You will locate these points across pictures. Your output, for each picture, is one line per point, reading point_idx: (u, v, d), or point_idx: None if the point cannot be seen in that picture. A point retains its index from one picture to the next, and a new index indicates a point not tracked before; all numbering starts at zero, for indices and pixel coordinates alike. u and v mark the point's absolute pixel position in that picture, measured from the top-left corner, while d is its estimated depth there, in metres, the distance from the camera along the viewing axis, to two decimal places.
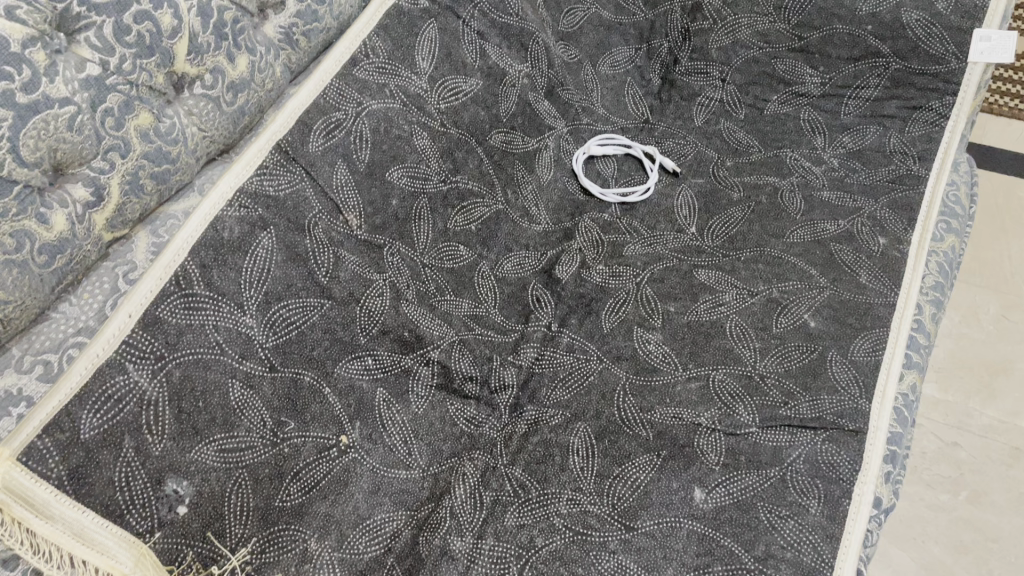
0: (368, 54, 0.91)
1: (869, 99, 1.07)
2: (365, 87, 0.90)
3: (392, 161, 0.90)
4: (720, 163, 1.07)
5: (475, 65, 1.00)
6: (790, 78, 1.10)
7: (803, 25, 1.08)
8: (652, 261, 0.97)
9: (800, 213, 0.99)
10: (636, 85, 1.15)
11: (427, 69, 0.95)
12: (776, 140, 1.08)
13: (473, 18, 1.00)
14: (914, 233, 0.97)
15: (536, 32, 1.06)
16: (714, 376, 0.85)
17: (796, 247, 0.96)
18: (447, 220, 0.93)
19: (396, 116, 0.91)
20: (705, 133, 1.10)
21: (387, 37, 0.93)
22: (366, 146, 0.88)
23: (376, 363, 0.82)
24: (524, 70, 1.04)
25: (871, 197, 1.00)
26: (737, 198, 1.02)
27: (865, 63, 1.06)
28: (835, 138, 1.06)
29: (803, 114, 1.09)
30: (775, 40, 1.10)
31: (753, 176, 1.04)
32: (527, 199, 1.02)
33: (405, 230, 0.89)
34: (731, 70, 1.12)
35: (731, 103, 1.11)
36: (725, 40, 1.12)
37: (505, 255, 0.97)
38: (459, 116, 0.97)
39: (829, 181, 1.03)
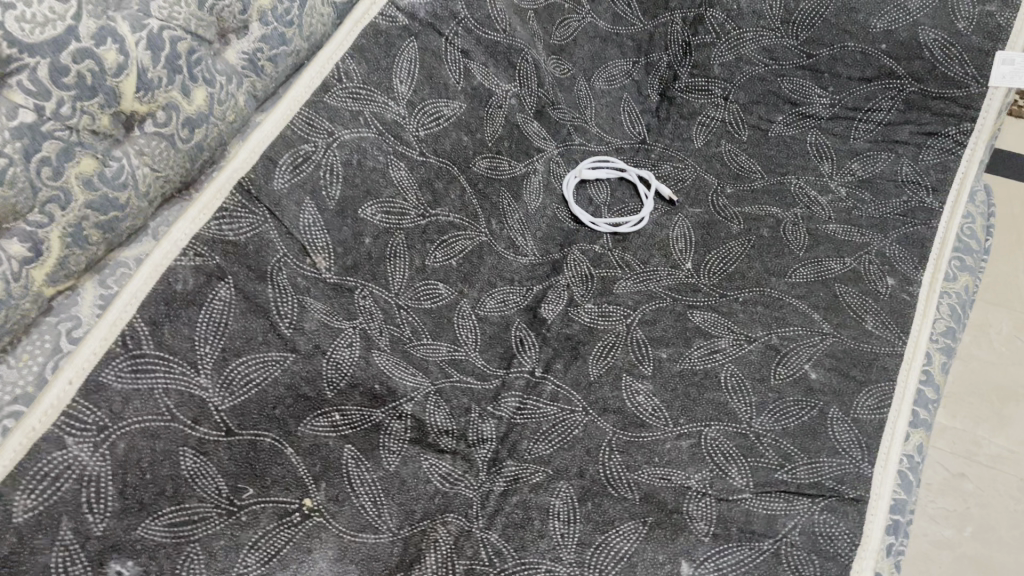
0: (342, 78, 0.85)
1: (882, 123, 1.00)
2: (337, 116, 0.84)
3: (365, 195, 0.84)
4: (720, 191, 1.00)
5: (458, 87, 0.93)
6: (797, 97, 1.02)
7: (813, 41, 1.00)
8: (643, 301, 0.91)
9: (804, 248, 0.93)
10: (632, 101, 1.08)
11: (405, 93, 0.89)
12: (782, 166, 1.01)
13: (457, 35, 0.93)
14: (924, 272, 0.90)
15: (526, 49, 0.99)
16: (706, 434, 0.80)
17: (799, 288, 0.90)
18: (425, 257, 0.88)
19: (372, 146, 0.85)
20: (705, 155, 1.04)
21: (362, 60, 0.87)
22: (338, 181, 0.82)
23: (344, 419, 0.77)
24: (512, 90, 0.98)
25: (881, 231, 0.94)
26: (737, 230, 0.96)
27: (877, 85, 0.99)
28: (843, 165, 1.00)
29: (811, 138, 1.02)
30: (783, 57, 1.02)
31: (755, 206, 0.98)
32: (513, 229, 0.96)
33: (380, 271, 0.84)
34: (733, 88, 1.05)
35: (734, 123, 1.05)
36: (728, 55, 1.05)
37: (489, 291, 0.92)
38: (440, 143, 0.91)
39: (835, 213, 0.96)
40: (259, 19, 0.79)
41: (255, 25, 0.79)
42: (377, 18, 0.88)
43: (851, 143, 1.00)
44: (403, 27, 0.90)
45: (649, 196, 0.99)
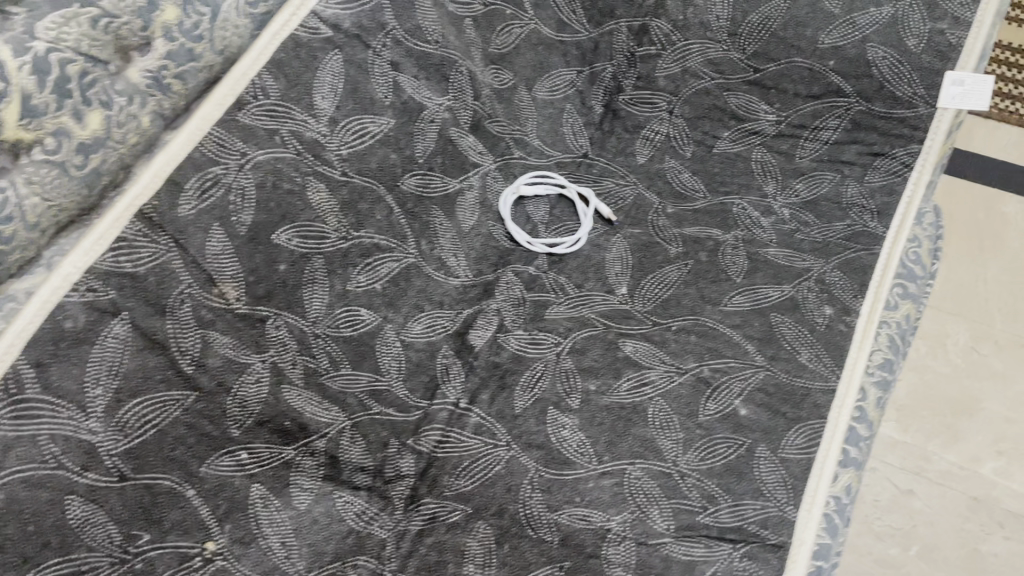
0: (258, 95, 0.81)
1: (829, 142, 0.96)
2: (250, 136, 0.80)
3: (281, 220, 0.80)
4: (660, 210, 0.97)
5: (387, 101, 0.89)
6: (743, 113, 0.99)
7: (759, 55, 0.97)
8: (575, 327, 0.88)
9: (742, 274, 0.90)
10: (575, 112, 1.04)
11: (326, 109, 0.85)
12: (725, 184, 0.98)
13: (385, 46, 0.89)
14: (864, 301, 0.88)
15: (460, 60, 0.95)
16: (630, 473, 0.78)
17: (735, 317, 0.87)
18: (346, 281, 0.84)
19: (289, 167, 0.81)
20: (648, 172, 1.00)
21: (281, 75, 0.83)
22: (250, 205, 0.78)
23: (252, 457, 0.74)
24: (445, 104, 0.94)
25: (823, 256, 0.91)
26: (675, 253, 0.93)
27: (825, 103, 0.95)
28: (789, 185, 0.96)
29: (756, 155, 0.98)
30: (729, 70, 0.99)
31: (695, 227, 0.95)
32: (444, 249, 0.93)
33: (295, 298, 0.80)
34: (679, 101, 1.01)
35: (678, 138, 1.01)
36: (673, 67, 1.01)
37: (415, 315, 0.88)
38: (364, 162, 0.87)
39: (777, 235, 0.93)
40: (164, 35, 0.75)
41: (159, 42, 0.74)
42: (297, 30, 0.84)
43: (797, 162, 0.97)
44: (325, 39, 0.85)
45: (587, 214, 0.95)
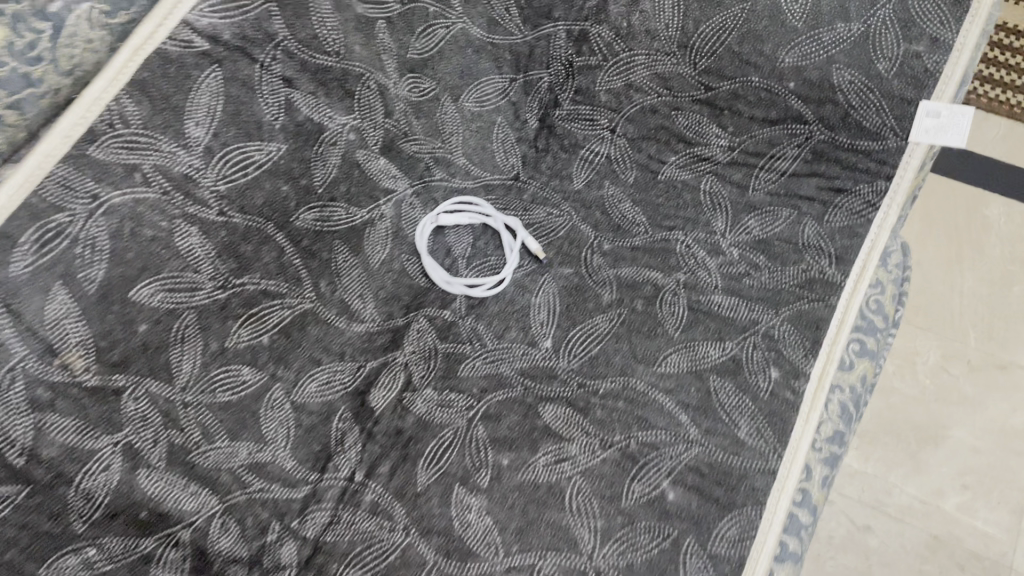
0: (115, 123, 0.69)
1: (786, 173, 0.85)
2: (103, 173, 0.68)
3: (141, 272, 0.69)
4: (595, 246, 0.86)
5: (277, 124, 0.77)
6: (692, 135, 0.87)
7: (712, 72, 0.85)
8: (490, 387, 0.78)
9: (680, 329, 0.80)
10: (507, 126, 0.92)
11: (201, 138, 0.73)
12: (669, 217, 0.88)
13: (275, 60, 0.77)
14: (816, 364, 0.78)
15: (368, 72, 0.82)
16: (541, 570, 0.68)
17: (669, 380, 0.77)
18: (225, 338, 0.74)
19: (153, 210, 0.70)
20: (584, 200, 0.89)
21: (144, 98, 0.70)
22: (102, 258, 0.67)
23: (101, 554, 0.64)
24: (351, 124, 0.82)
25: (771, 307, 0.81)
26: (608, 300, 0.83)
27: (784, 129, 0.84)
28: (739, 220, 0.86)
29: (704, 184, 0.87)
30: (678, 87, 0.87)
31: (632, 269, 0.85)
32: (348, 289, 0.82)
33: (159, 362, 0.70)
34: (621, 119, 0.90)
35: (620, 161, 0.90)
36: (616, 81, 0.89)
37: (309, 370, 0.77)
38: (249, 197, 0.75)
39: (722, 280, 0.84)
40: None
41: None
42: (164, 44, 0.71)
43: (749, 195, 0.86)
44: (200, 54, 0.73)
45: (513, 252, 0.85)
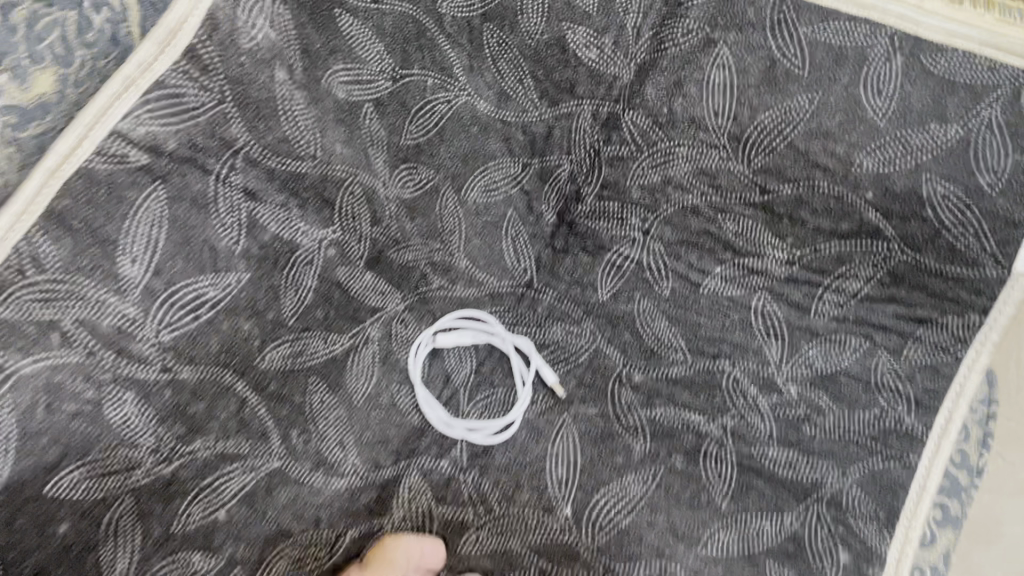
0: (26, 269, 0.53)
1: (857, 297, 0.71)
2: (7, 338, 0.52)
3: (61, 458, 0.55)
4: (625, 377, 0.72)
5: (239, 248, 0.63)
6: (742, 244, 0.72)
7: (769, 172, 0.70)
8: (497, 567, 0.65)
9: (728, 496, 0.67)
10: (519, 221, 0.77)
11: (139, 277, 0.58)
12: (713, 341, 0.73)
13: (234, 170, 0.62)
14: (891, 547, 0.66)
15: (351, 174, 0.67)
16: None
17: (717, 565, 0.64)
18: (168, 523, 0.58)
19: (76, 377, 0.55)
20: (611, 316, 0.74)
21: (63, 233, 0.54)
22: (7, 449, 0.53)
23: None
24: (329, 239, 0.67)
25: (839, 466, 0.68)
26: (640, 452, 0.69)
27: (856, 245, 0.69)
28: (797, 349, 0.72)
29: (756, 303, 0.73)
30: (728, 186, 0.71)
31: (670, 410, 0.71)
32: (325, 437, 0.66)
33: (86, 567, 0.55)
34: (658, 220, 0.74)
35: (654, 269, 0.75)
36: (651, 175, 0.73)
37: (277, 547, 0.62)
38: (203, 343, 0.61)
39: (778, 427, 0.70)
40: None
41: None
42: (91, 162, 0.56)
43: (810, 319, 0.72)
44: (138, 170, 0.57)
45: (529, 381, 0.71)
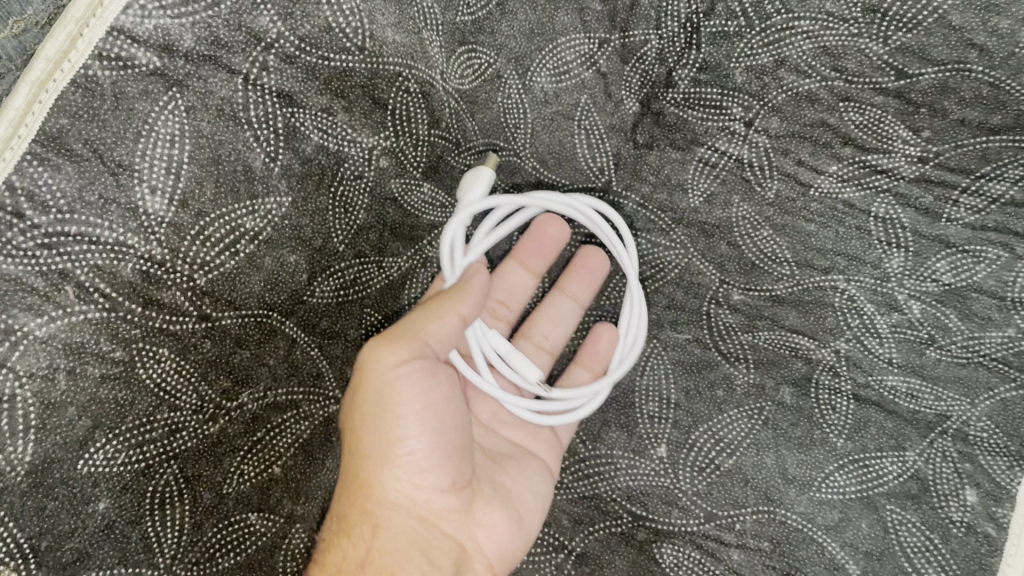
0: (22, 210, 0.44)
1: (999, 202, 0.59)
2: (11, 299, 0.44)
3: (92, 432, 0.47)
4: (722, 297, 0.63)
5: (280, 164, 0.52)
6: (866, 137, 0.61)
7: (909, 52, 0.58)
8: (587, 515, 0.59)
9: (844, 434, 0.59)
10: (595, 111, 0.64)
11: (163, 210, 0.48)
12: (825, 254, 0.62)
13: (265, 70, 0.49)
14: None
15: (405, 67, 0.55)
16: None
17: (832, 510, 0.58)
18: (221, 484, 0.53)
19: (100, 337, 0.47)
20: (705, 225, 0.64)
21: (64, 161, 0.45)
22: (25, 434, 0.45)
23: None
24: (382, 147, 0.56)
25: (968, 395, 0.60)
26: (745, 382, 0.61)
27: (1009, 141, 0.58)
28: (923, 262, 0.61)
29: (877, 207, 0.62)
30: (856, 69, 0.60)
31: (774, 334, 0.62)
32: None
33: (133, 543, 0.50)
34: (763, 109, 0.62)
35: (757, 167, 0.63)
36: (761, 57, 0.61)
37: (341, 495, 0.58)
38: (242, 285, 0.52)
39: (898, 351, 0.61)
40: None
41: None
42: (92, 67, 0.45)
43: (942, 227, 0.61)
44: (149, 75, 0.46)
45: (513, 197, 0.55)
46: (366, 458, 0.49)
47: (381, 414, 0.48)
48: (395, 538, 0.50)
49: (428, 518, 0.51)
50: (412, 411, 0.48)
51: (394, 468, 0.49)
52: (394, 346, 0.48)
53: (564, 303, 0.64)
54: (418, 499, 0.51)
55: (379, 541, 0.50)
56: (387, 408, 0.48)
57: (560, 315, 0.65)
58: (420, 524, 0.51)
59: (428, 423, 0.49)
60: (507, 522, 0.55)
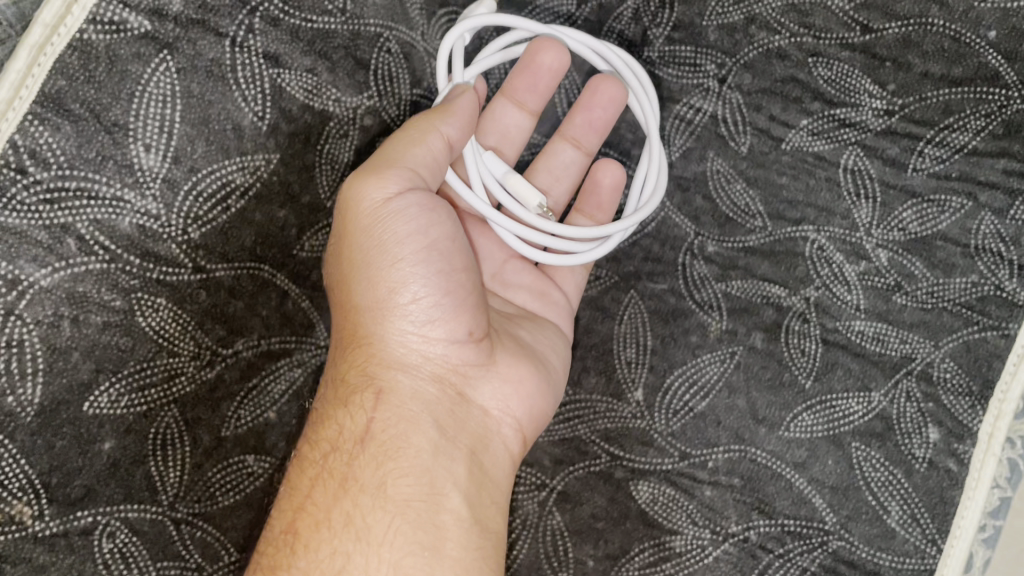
0: (26, 166, 0.50)
1: (962, 152, 0.62)
2: (18, 250, 0.50)
3: (96, 375, 0.52)
4: (697, 249, 0.64)
5: (266, 122, 0.54)
6: (833, 92, 0.63)
7: (874, 8, 0.62)
8: (567, 457, 0.62)
9: (813, 376, 0.62)
10: (576, 68, 0.65)
11: (157, 166, 0.52)
12: (797, 206, 0.64)
13: (252, 32, 0.54)
14: (985, 421, 0.61)
15: (386, 28, 0.57)
16: None
17: (800, 447, 0.62)
18: (219, 427, 0.56)
19: (101, 286, 0.52)
20: (681, 180, 0.65)
21: (63, 121, 0.50)
22: (33, 377, 0.51)
23: None
24: (365, 106, 0.57)
25: (931, 336, 0.62)
26: (718, 329, 0.63)
27: (969, 92, 0.61)
28: (891, 211, 0.63)
29: (846, 159, 0.64)
30: (822, 25, 0.63)
31: (747, 283, 0.64)
32: None
33: (137, 479, 0.54)
34: (736, 66, 0.64)
35: (731, 122, 0.65)
36: (734, 14, 0.64)
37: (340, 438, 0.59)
38: (230, 240, 0.54)
39: (865, 297, 0.63)
40: None
41: None
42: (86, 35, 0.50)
43: (907, 177, 0.63)
44: (140, 38, 0.51)
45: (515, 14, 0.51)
46: (370, 312, 0.52)
47: (380, 260, 0.51)
48: (405, 402, 0.53)
49: (445, 371, 0.54)
50: (410, 250, 0.50)
51: (403, 319, 0.52)
52: (377, 175, 0.49)
53: (565, 149, 0.64)
54: (433, 344, 0.53)
55: (378, 413, 0.53)
56: (385, 243, 0.50)
57: (563, 162, 0.65)
58: (435, 379, 0.54)
59: (430, 266, 0.51)
60: (534, 375, 0.58)
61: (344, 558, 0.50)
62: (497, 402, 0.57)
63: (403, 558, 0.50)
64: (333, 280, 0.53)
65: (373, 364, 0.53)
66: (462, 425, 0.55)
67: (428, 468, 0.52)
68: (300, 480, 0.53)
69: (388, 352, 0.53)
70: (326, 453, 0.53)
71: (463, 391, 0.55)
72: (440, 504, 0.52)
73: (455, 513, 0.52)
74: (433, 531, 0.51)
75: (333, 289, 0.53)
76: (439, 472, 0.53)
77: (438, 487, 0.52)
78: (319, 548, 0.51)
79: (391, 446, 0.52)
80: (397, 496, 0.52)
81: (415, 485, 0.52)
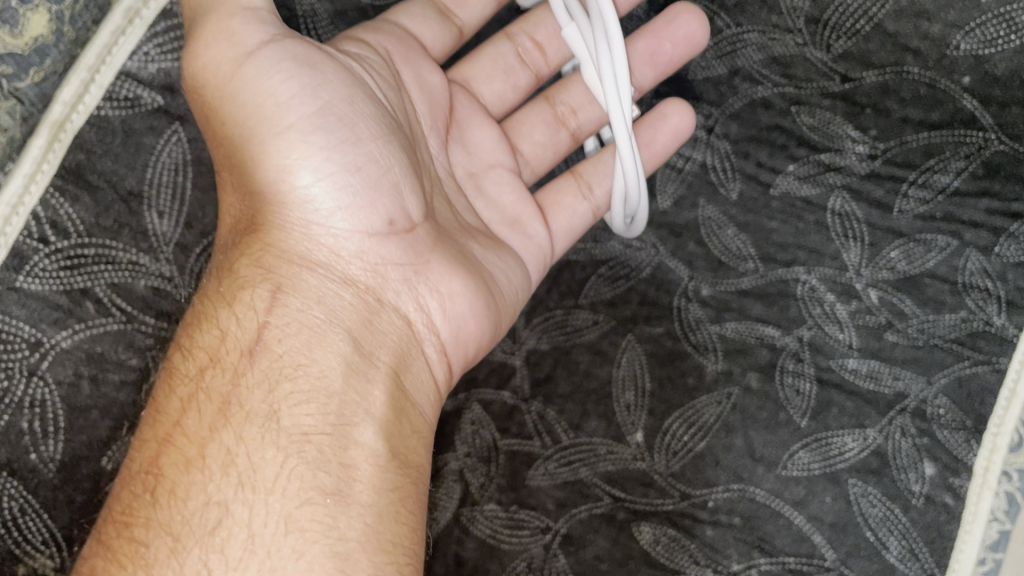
0: (48, 236, 0.55)
1: (945, 193, 0.63)
2: (41, 314, 0.55)
3: (114, 432, 0.56)
4: (692, 292, 0.67)
5: None
6: (817, 139, 0.66)
7: (851, 58, 0.65)
8: (571, 499, 0.64)
9: (808, 415, 0.63)
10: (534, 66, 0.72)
11: (170, 231, 0.58)
12: (787, 248, 0.66)
13: None
14: (980, 456, 0.61)
15: None
16: None
17: (798, 485, 0.62)
18: None
19: (118, 346, 0.57)
20: (673, 227, 0.69)
21: (83, 193, 0.56)
22: (55, 434, 0.55)
23: None
24: None
25: (923, 373, 0.62)
26: (713, 371, 0.65)
27: (948, 135, 0.63)
28: (879, 251, 0.64)
29: (833, 203, 0.66)
30: (802, 76, 0.66)
31: (741, 324, 0.66)
32: None
33: None
34: (722, 116, 0.69)
35: (720, 170, 0.69)
36: (717, 66, 0.69)
37: None
38: None
39: (858, 336, 0.64)
40: None
41: None
42: (103, 111, 0.56)
43: (894, 218, 0.64)
44: (154, 112, 0.57)
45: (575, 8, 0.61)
46: (269, 223, 0.56)
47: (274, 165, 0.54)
48: (316, 331, 0.55)
49: (362, 283, 0.58)
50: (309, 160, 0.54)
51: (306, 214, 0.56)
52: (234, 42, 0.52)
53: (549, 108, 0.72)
54: (343, 232, 0.57)
55: (272, 315, 0.55)
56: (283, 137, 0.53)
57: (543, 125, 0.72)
58: (346, 284, 0.57)
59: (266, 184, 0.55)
60: (441, 268, 0.60)
61: (223, 508, 0.49)
62: (413, 305, 0.59)
63: (296, 507, 0.50)
64: (239, 201, 0.57)
65: (273, 257, 0.56)
66: (376, 337, 0.57)
67: (338, 391, 0.54)
68: (171, 404, 0.53)
69: (291, 244, 0.56)
70: (205, 369, 0.53)
71: (377, 297, 0.58)
72: (332, 424, 0.53)
73: (363, 447, 0.53)
74: (340, 471, 0.52)
75: (230, 176, 0.56)
76: (348, 398, 0.54)
77: (348, 416, 0.53)
78: (192, 492, 0.49)
79: (289, 364, 0.53)
80: (294, 427, 0.52)
81: (316, 413, 0.52)
